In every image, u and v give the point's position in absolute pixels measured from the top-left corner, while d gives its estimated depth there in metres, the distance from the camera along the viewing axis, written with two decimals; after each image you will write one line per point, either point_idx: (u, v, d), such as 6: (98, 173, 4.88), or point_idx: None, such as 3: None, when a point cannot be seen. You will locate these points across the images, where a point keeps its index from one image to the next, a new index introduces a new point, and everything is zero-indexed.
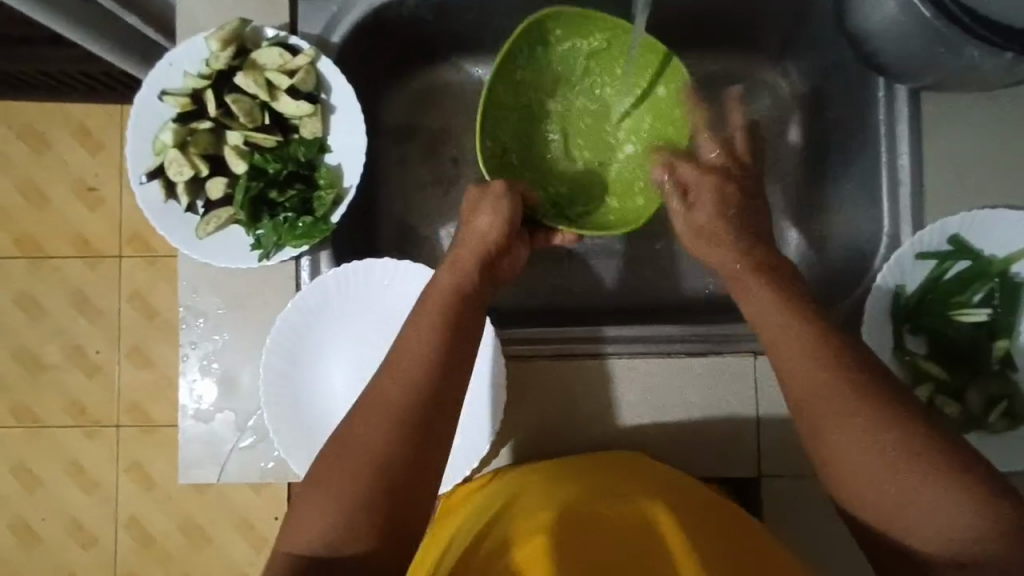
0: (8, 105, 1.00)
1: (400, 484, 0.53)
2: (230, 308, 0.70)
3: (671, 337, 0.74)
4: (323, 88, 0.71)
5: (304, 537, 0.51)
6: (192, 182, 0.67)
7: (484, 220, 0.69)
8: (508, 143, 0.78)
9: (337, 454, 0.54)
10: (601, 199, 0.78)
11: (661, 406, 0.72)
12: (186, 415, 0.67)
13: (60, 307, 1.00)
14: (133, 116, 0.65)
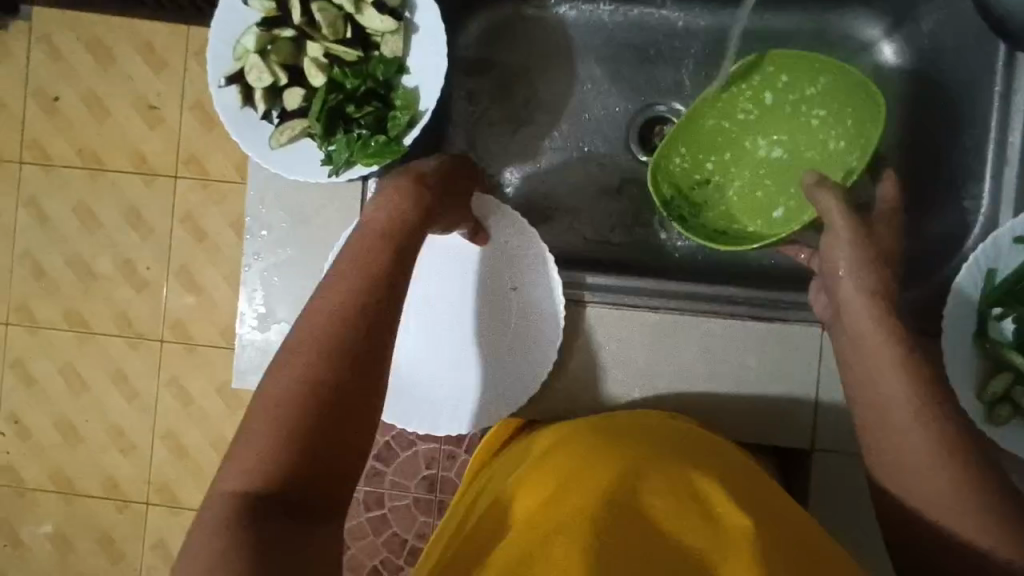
0: (129, 24, 1.27)
1: (346, 413, 0.45)
2: (294, 223, 0.69)
3: (733, 299, 0.70)
4: (409, 5, 0.65)
5: (246, 477, 0.42)
6: (270, 91, 0.65)
7: (383, 212, 0.53)
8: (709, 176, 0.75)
9: (270, 402, 0.44)
10: (763, 213, 0.72)
11: (712, 369, 0.68)
12: (244, 323, 0.69)
13: (220, 226, 1.29)
14: (216, 19, 0.65)
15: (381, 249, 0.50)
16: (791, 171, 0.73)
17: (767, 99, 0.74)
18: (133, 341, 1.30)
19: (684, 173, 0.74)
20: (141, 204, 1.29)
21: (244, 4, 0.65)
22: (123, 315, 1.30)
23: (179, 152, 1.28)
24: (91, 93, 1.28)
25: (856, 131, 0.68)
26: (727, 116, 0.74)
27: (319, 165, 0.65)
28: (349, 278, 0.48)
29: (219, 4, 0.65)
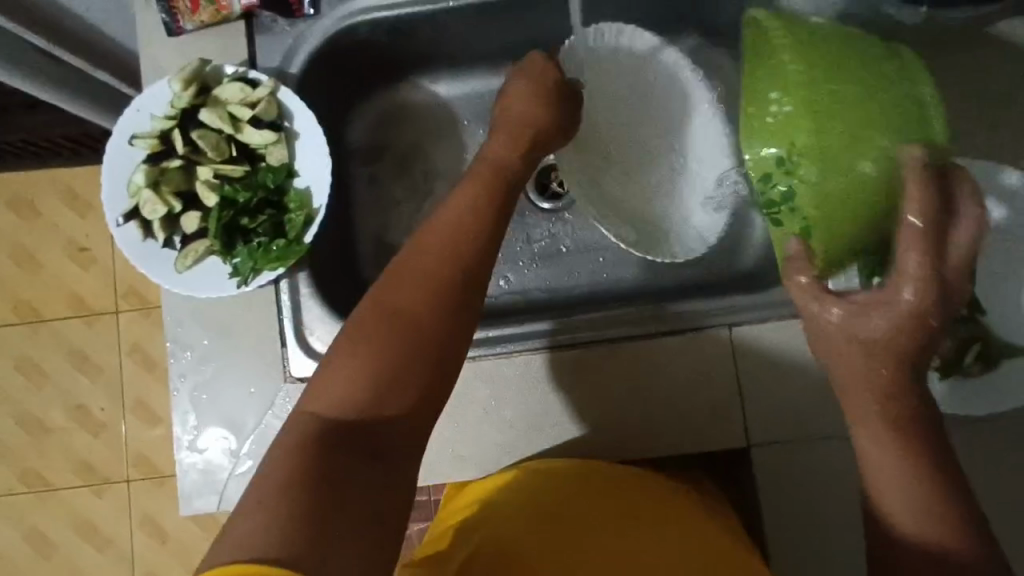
0: (56, 175, 1.40)
1: (435, 336, 0.52)
2: (214, 338, 0.71)
3: (658, 315, 0.72)
4: (286, 116, 0.70)
5: (332, 398, 0.48)
6: (167, 219, 0.68)
7: (519, 107, 0.70)
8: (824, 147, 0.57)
9: (373, 323, 0.51)
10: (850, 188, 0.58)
11: (642, 390, 0.71)
12: (181, 447, 0.70)
13: None
14: (104, 165, 0.69)
15: (486, 200, 0.61)
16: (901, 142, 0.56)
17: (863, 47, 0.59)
18: (100, 486, 1.37)
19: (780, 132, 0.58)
20: (87, 353, 1.39)
21: (129, 146, 0.69)
22: (90, 455, 1.38)
23: (118, 288, 1.40)
24: (24, 253, 1.40)
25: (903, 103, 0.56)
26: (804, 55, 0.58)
27: (227, 279, 0.68)
28: (452, 220, 0.59)
29: (106, 150, 0.69)
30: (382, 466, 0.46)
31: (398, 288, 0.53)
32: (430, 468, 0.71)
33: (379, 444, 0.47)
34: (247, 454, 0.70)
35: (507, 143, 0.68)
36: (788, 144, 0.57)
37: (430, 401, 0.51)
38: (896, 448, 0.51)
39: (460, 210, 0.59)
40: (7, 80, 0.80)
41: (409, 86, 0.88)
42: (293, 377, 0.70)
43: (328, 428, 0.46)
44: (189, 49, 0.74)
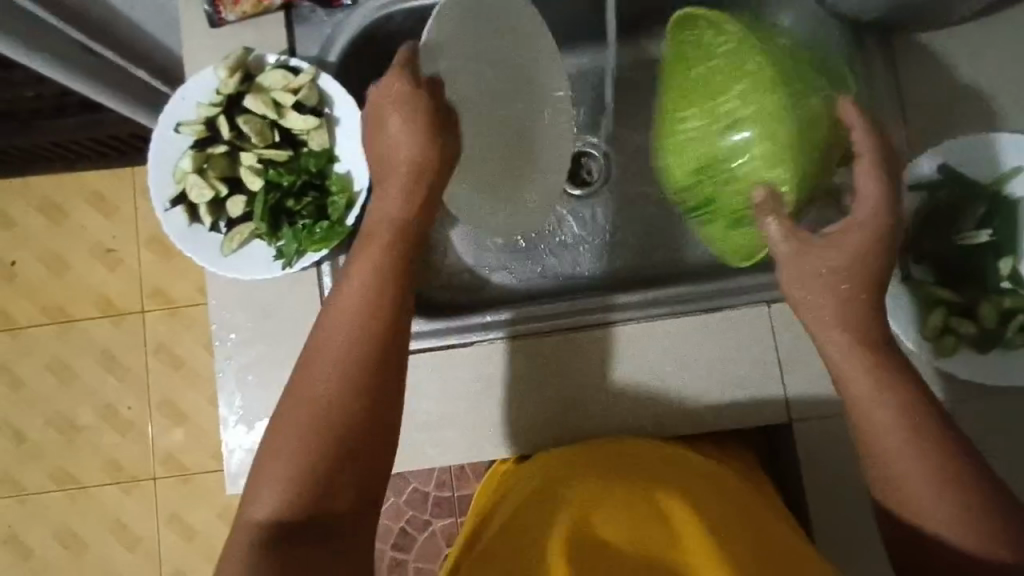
0: (85, 178, 1.43)
1: (360, 417, 0.53)
2: (258, 320, 0.72)
3: (694, 294, 0.74)
4: (326, 102, 0.71)
5: (267, 503, 0.51)
6: (213, 204, 0.70)
7: (396, 123, 0.59)
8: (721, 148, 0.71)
9: (293, 421, 0.53)
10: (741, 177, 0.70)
11: (680, 368, 0.72)
12: (228, 426, 0.71)
13: None
14: (152, 152, 0.71)
15: (386, 272, 0.58)
16: (790, 142, 0.66)
17: (758, 47, 0.68)
18: (127, 484, 1.39)
19: (677, 151, 0.75)
20: (114, 352, 1.41)
21: (176, 133, 0.71)
22: (117, 454, 1.40)
23: (143, 288, 1.43)
24: (53, 255, 1.43)
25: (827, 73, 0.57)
26: (704, 63, 0.71)
27: (272, 261, 0.69)
28: (359, 288, 0.57)
29: (153, 137, 0.71)
30: (336, 555, 0.50)
31: (309, 378, 0.54)
32: (471, 446, 0.72)
33: (327, 530, 0.51)
34: None
35: (403, 189, 0.60)
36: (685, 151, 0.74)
37: (375, 471, 0.54)
38: (905, 438, 0.52)
39: (354, 295, 0.57)
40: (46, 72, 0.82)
41: None
42: None
43: (271, 533, 0.50)
44: (230, 40, 0.75)
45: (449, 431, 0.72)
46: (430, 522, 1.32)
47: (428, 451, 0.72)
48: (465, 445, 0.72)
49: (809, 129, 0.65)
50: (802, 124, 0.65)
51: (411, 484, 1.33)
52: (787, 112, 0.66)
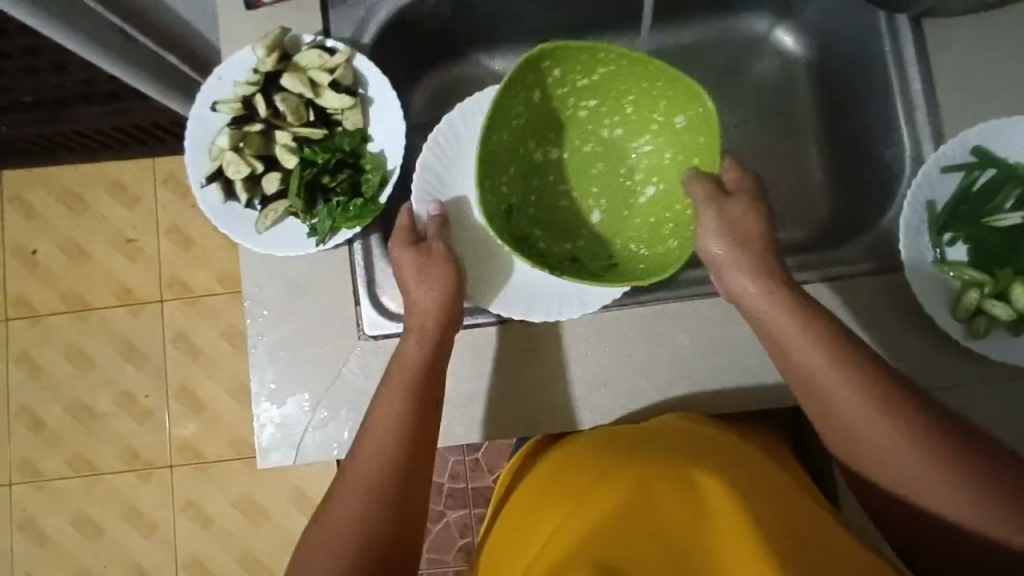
0: (107, 168, 1.45)
1: (388, 540, 0.58)
2: (291, 297, 0.73)
3: None
4: (361, 82, 0.72)
5: None
6: (249, 181, 0.71)
7: (421, 291, 0.69)
8: (596, 193, 0.77)
9: (325, 541, 0.58)
10: (628, 209, 0.76)
11: (709, 347, 0.72)
12: (260, 401, 0.72)
13: None
14: (189, 130, 0.72)
15: (417, 397, 0.65)
16: (615, 181, 0.76)
17: (536, 99, 0.70)
18: (144, 472, 1.41)
19: (500, 216, 0.70)
20: (133, 340, 1.43)
21: (213, 111, 0.72)
22: (134, 442, 1.41)
23: (162, 277, 1.44)
24: (75, 244, 1.45)
25: (700, 123, 0.67)
26: (497, 133, 0.68)
27: (306, 238, 0.70)
28: (389, 419, 0.63)
29: (191, 115, 0.72)
30: None
31: (342, 501, 0.60)
32: (498, 425, 0.73)
33: None
34: (323, 410, 0.72)
35: (437, 300, 0.68)
36: (572, 185, 0.77)
37: None
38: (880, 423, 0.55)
39: (383, 424, 0.63)
40: (81, 52, 0.83)
41: (467, 62, 0.91)
42: (366, 335, 0.73)
43: None
44: (265, 21, 0.76)
45: (478, 409, 0.73)
46: (444, 513, 1.32)
47: (456, 430, 0.73)
48: (494, 423, 0.73)
49: (629, 162, 0.75)
50: (596, 165, 0.76)
51: None
52: (534, 184, 0.76)
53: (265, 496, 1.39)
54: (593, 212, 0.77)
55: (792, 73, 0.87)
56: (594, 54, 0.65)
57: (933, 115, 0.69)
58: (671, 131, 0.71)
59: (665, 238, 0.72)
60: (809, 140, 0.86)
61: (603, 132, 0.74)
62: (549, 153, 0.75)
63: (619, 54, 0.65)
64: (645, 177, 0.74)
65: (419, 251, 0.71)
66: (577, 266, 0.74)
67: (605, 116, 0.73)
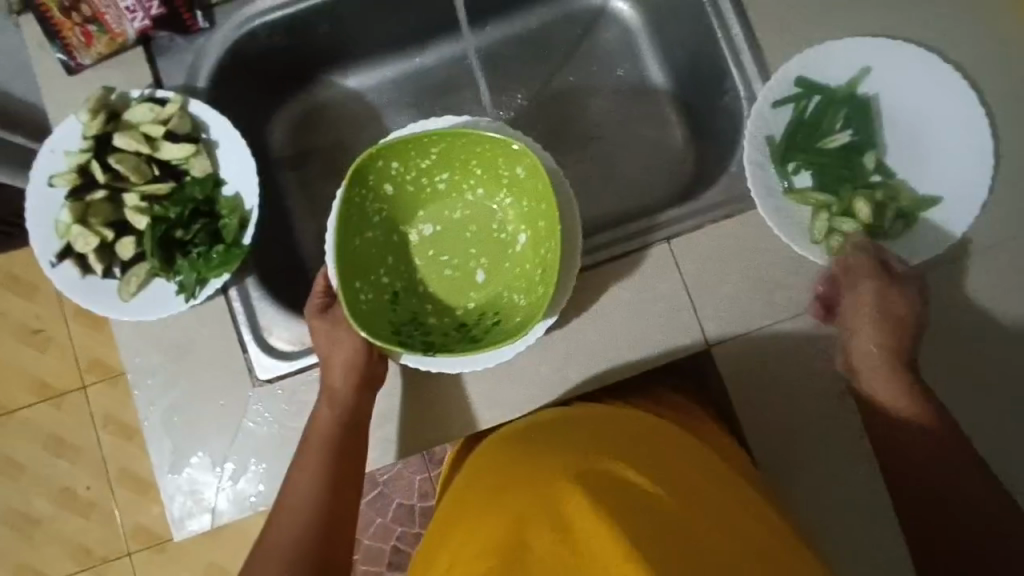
0: None
1: None
2: (174, 359, 0.71)
3: (602, 243, 0.74)
4: (201, 127, 0.71)
5: None
6: (102, 251, 0.68)
7: (336, 356, 0.68)
8: (476, 255, 0.77)
9: None
10: (506, 260, 0.76)
11: (600, 321, 0.72)
12: (164, 471, 0.70)
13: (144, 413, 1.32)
14: (29, 211, 0.69)
15: (331, 459, 0.65)
16: (489, 239, 0.77)
17: (389, 190, 0.73)
18: (101, 567, 1.34)
19: (380, 308, 0.72)
20: (58, 435, 1.36)
21: (49, 186, 0.69)
22: (83, 540, 1.35)
23: (77, 363, 1.37)
24: None
25: (535, 172, 0.70)
26: (358, 235, 0.72)
27: (174, 296, 0.68)
28: (305, 482, 0.64)
29: (27, 196, 0.69)
30: None
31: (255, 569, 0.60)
32: (414, 437, 0.72)
33: None
34: (230, 465, 0.70)
35: (345, 362, 0.68)
36: (449, 254, 0.77)
37: None
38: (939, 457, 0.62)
39: (301, 492, 0.64)
40: None
41: (322, 86, 0.90)
42: (260, 380, 0.71)
43: None
44: (91, 84, 0.74)
45: (390, 427, 0.72)
46: (420, 533, 1.31)
47: (370, 453, 0.72)
48: (407, 437, 0.72)
49: (496, 216, 0.77)
50: (469, 229, 0.77)
51: (394, 500, 1.31)
52: (414, 263, 0.77)
53: (233, 561, 1.34)
54: (477, 272, 0.76)
55: (639, 38, 0.90)
56: (419, 140, 0.69)
57: (756, 55, 0.73)
58: (518, 175, 0.72)
59: (539, 284, 0.71)
60: (667, 98, 0.89)
61: (466, 198, 0.77)
62: (421, 230, 0.77)
63: (437, 134, 0.69)
64: (515, 227, 0.76)
65: (329, 319, 0.70)
66: (465, 332, 0.74)
67: (460, 183, 0.75)
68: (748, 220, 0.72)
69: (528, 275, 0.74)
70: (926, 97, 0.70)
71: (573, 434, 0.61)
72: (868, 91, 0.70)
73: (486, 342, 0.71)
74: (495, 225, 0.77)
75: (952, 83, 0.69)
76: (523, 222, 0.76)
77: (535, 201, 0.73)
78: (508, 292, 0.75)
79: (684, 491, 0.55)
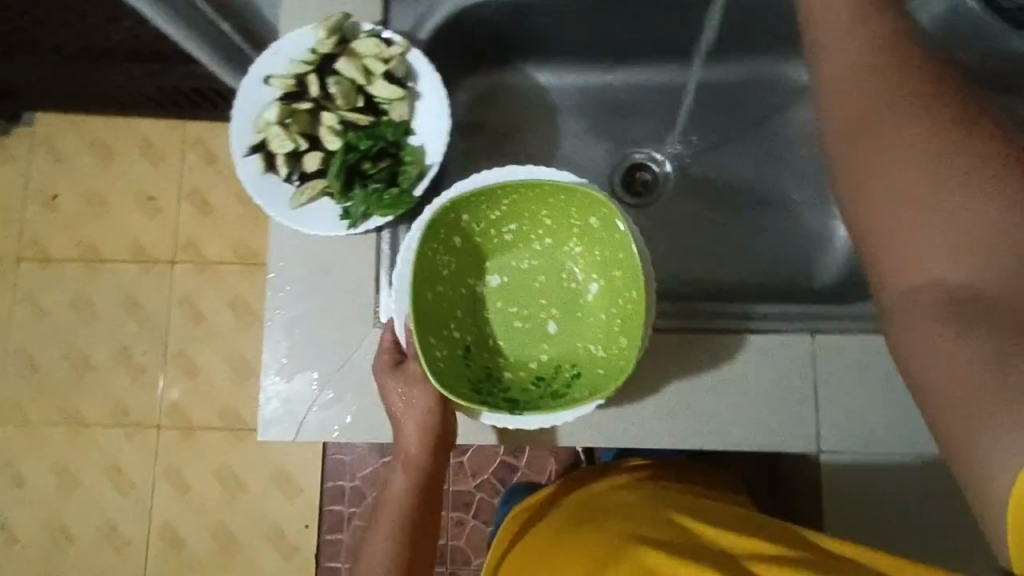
0: (140, 125, 1.47)
1: None
2: (314, 277, 0.74)
3: (761, 312, 0.73)
4: (412, 76, 0.74)
5: None
6: (291, 157, 0.72)
7: (411, 419, 0.69)
8: (549, 304, 0.77)
9: None
10: (577, 306, 0.77)
11: (723, 394, 0.72)
12: (269, 374, 0.73)
13: (224, 312, 1.43)
14: (239, 100, 0.73)
15: (407, 524, 0.69)
16: (562, 287, 0.77)
17: (457, 243, 0.74)
18: (130, 430, 1.41)
19: (456, 364, 0.72)
20: (138, 298, 1.44)
21: (265, 84, 0.73)
22: (124, 400, 1.42)
23: (176, 239, 1.45)
24: (94, 193, 1.46)
25: (610, 221, 0.69)
26: (431, 289, 0.71)
27: (338, 219, 0.71)
28: (381, 546, 0.68)
29: (243, 86, 0.74)
30: None
31: None
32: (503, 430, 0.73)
33: None
34: (329, 391, 0.73)
35: (422, 427, 0.69)
36: (516, 301, 0.78)
37: None
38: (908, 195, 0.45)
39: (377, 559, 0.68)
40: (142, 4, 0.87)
41: (515, 71, 0.93)
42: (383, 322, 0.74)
43: None
44: (327, 5, 0.78)
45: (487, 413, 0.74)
46: None
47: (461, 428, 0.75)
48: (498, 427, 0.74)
49: (568, 265, 0.77)
50: (539, 277, 0.78)
51: None
52: (484, 315, 0.77)
53: (246, 469, 1.39)
54: (549, 324, 0.77)
55: None
56: (492, 191, 0.69)
57: None
58: (591, 221, 0.72)
59: (620, 336, 0.71)
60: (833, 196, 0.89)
61: (534, 244, 0.77)
62: (490, 280, 0.77)
63: (506, 187, 0.69)
64: (587, 277, 0.76)
65: (401, 375, 0.69)
66: (545, 387, 0.73)
67: (528, 231, 0.76)
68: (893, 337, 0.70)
69: (605, 330, 0.74)
70: None
71: (607, 513, 0.65)
72: None
73: (570, 397, 0.70)
74: (567, 271, 0.77)
75: None
76: (595, 270, 0.75)
77: (605, 251, 0.73)
78: (583, 344, 0.75)
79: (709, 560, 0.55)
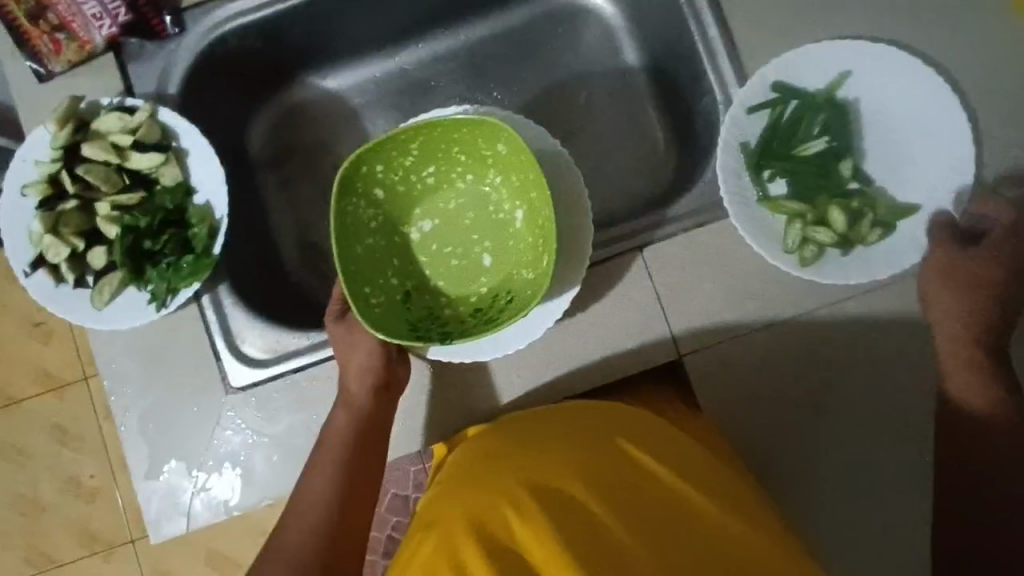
0: None
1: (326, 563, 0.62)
2: (149, 369, 0.72)
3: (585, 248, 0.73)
4: (171, 136, 0.70)
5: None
6: (73, 260, 0.68)
7: (359, 357, 0.67)
8: (479, 238, 0.75)
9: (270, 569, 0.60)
10: (508, 237, 0.73)
11: (593, 339, 0.71)
12: (140, 478, 0.71)
13: None
14: (0, 220, 0.69)
15: (354, 451, 0.66)
16: (489, 220, 0.74)
17: (378, 195, 0.71)
18: (103, 555, 1.25)
19: (396, 309, 0.71)
20: (34, 427, 1.25)
21: (22, 196, 0.69)
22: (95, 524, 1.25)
23: (37, 370, 1.26)
24: None
25: (516, 146, 0.67)
26: (358, 244, 0.70)
27: (145, 305, 0.69)
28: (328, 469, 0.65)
29: (0, 206, 0.69)
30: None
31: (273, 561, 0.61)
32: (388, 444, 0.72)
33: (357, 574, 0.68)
34: (206, 471, 0.71)
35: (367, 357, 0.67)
36: (446, 244, 0.75)
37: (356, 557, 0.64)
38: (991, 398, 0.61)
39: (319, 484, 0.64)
40: None
41: (301, 87, 0.90)
42: (234, 387, 0.72)
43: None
44: (63, 92, 0.74)
45: None
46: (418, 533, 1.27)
47: None
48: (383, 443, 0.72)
49: (492, 198, 0.74)
50: (467, 214, 0.75)
51: (388, 490, 1.13)
52: (418, 261, 0.75)
53: (240, 550, 1.22)
54: (483, 257, 0.74)
55: (618, 39, 0.88)
56: (396, 139, 0.66)
57: (732, 56, 0.71)
58: (500, 148, 0.69)
59: (544, 255, 0.68)
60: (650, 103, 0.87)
61: (458, 184, 0.74)
62: (420, 227, 0.75)
63: (414, 130, 0.66)
64: (512, 204, 0.73)
65: (345, 325, 0.69)
66: (481, 318, 0.71)
67: (446, 172, 0.73)
68: (720, 231, 0.71)
69: (533, 251, 0.70)
70: (909, 107, 0.68)
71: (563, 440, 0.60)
72: (847, 96, 0.69)
73: (499, 323, 0.68)
74: (494, 205, 0.74)
75: (935, 88, 0.67)
76: (517, 198, 0.72)
77: (526, 179, 0.69)
78: (516, 271, 0.72)
79: (683, 466, 0.59)
